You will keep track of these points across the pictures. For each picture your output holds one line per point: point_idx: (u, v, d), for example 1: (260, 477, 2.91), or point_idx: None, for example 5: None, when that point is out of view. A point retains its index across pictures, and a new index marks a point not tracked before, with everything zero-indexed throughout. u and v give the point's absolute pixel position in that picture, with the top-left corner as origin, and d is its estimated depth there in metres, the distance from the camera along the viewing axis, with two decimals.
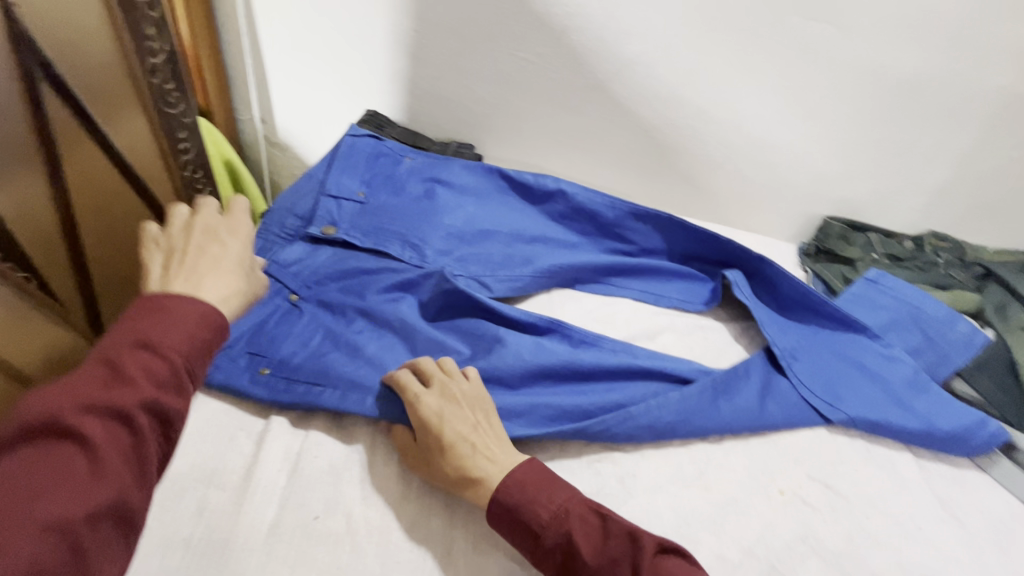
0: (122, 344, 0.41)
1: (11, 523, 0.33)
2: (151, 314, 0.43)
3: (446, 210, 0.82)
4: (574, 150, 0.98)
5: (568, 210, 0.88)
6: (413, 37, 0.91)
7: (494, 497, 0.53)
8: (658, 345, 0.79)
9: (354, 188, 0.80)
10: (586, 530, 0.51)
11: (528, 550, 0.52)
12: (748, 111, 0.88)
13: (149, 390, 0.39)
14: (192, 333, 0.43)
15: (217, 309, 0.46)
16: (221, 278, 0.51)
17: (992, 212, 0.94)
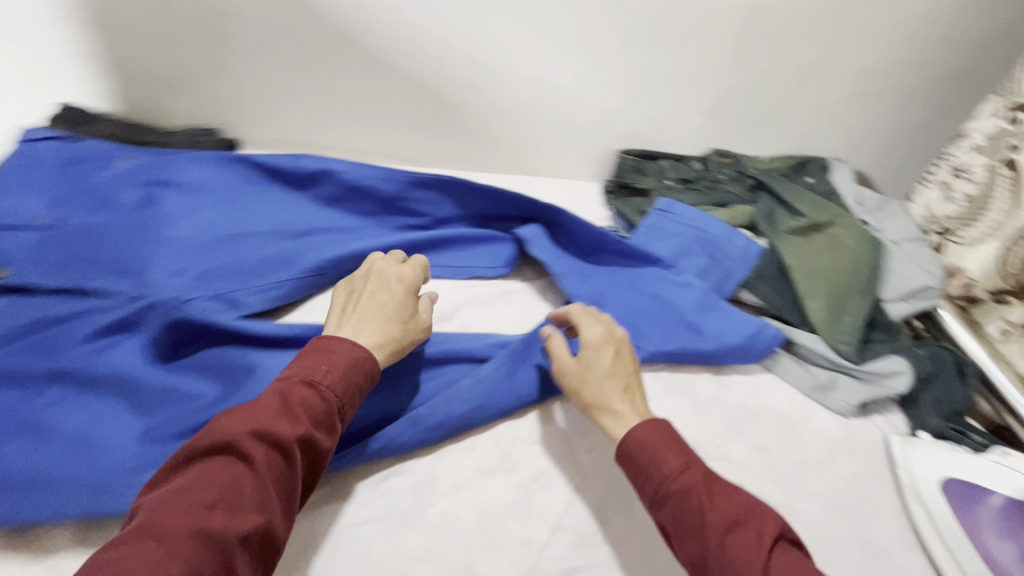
0: (294, 381, 0.49)
1: (174, 532, 0.38)
2: (316, 356, 0.51)
3: (174, 217, 0.66)
4: (345, 117, 0.87)
5: (343, 190, 0.76)
6: (97, 8, 0.73)
7: (633, 434, 0.53)
8: (458, 324, 0.71)
9: (34, 216, 0.63)
10: (702, 489, 0.48)
11: (647, 494, 0.51)
12: (514, 51, 0.82)
13: (305, 425, 0.46)
14: (346, 375, 0.51)
15: (371, 356, 0.54)
16: (373, 323, 0.57)
17: (764, 123, 0.98)
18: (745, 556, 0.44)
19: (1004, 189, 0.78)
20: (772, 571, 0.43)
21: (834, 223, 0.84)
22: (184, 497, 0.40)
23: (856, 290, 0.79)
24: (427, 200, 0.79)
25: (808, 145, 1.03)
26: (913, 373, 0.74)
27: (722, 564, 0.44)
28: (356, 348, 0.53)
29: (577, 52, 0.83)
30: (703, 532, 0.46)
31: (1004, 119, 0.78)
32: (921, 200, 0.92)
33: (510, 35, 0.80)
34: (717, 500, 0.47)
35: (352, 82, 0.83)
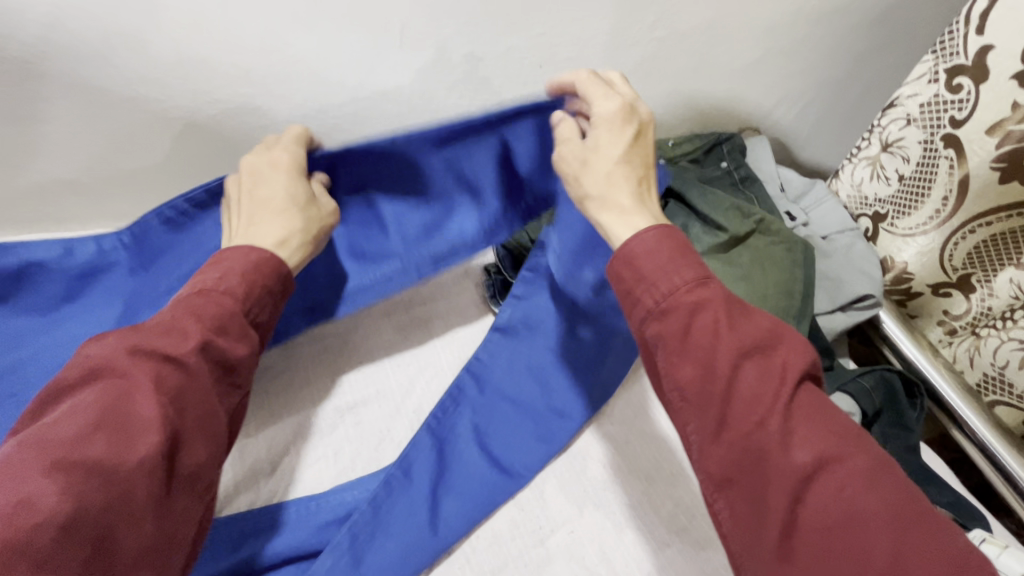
0: (183, 294, 0.42)
1: (42, 460, 0.33)
2: (213, 262, 0.44)
3: None
4: (93, 177, 0.61)
5: (86, 279, 0.57)
6: None
7: (643, 236, 0.41)
8: (284, 474, 0.51)
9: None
10: (720, 314, 0.37)
11: (643, 305, 0.40)
12: (310, 57, 0.57)
13: (198, 334, 0.40)
14: (245, 276, 0.43)
15: (276, 256, 0.46)
16: (270, 220, 0.47)
17: (667, 100, 0.79)
18: (765, 389, 0.35)
19: (945, 173, 0.65)
20: (789, 409, 0.35)
21: (758, 229, 0.69)
22: (51, 431, 0.34)
23: (791, 314, 0.65)
24: (192, 240, 0.56)
25: (721, 118, 0.86)
26: (860, 412, 0.62)
27: (727, 393, 0.36)
28: (254, 250, 0.45)
29: (407, 47, 0.59)
30: (712, 357, 0.36)
31: (941, 86, 0.63)
32: (850, 176, 0.78)
33: (299, 33, 0.55)
34: (736, 324, 0.37)
35: (71, 123, 0.55)
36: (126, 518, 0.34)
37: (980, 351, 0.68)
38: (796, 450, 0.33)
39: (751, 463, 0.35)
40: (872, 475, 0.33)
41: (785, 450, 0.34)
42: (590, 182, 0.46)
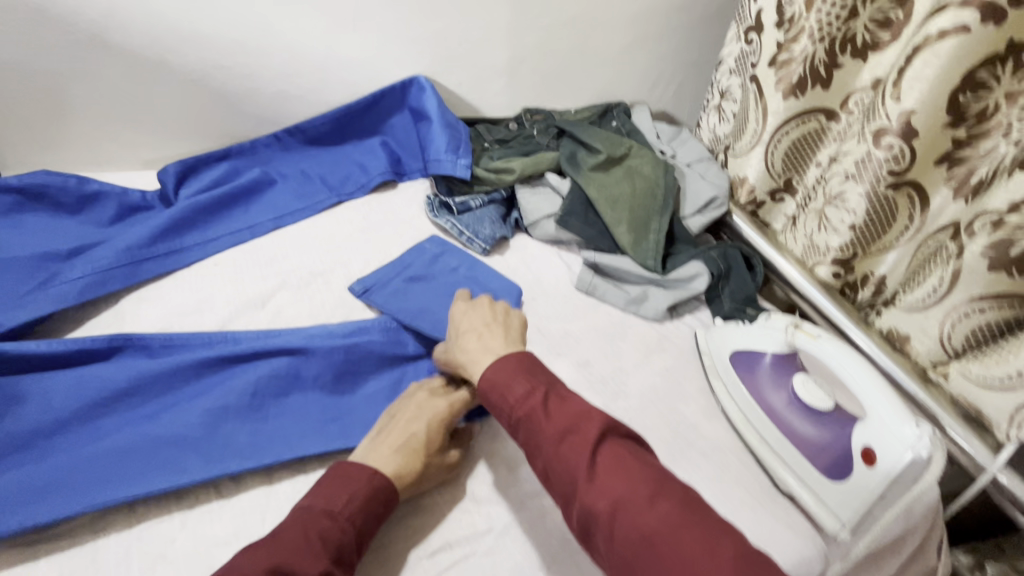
0: (310, 510, 0.46)
1: None
2: (337, 482, 0.48)
3: None
4: (125, 130, 0.81)
5: (96, 199, 0.72)
6: None
7: (484, 373, 0.51)
8: (271, 311, 0.68)
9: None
10: (540, 411, 0.46)
11: (504, 422, 0.49)
12: (291, 35, 0.81)
13: (325, 562, 0.43)
14: (366, 501, 0.48)
15: (389, 484, 0.50)
16: (390, 447, 0.52)
17: (564, 77, 1.05)
18: (577, 459, 0.44)
19: (755, 104, 0.89)
20: (597, 469, 0.43)
21: (629, 154, 0.91)
22: None
23: (655, 210, 0.87)
24: (192, 190, 0.80)
25: (611, 93, 1.12)
26: (709, 272, 0.83)
27: (560, 474, 0.44)
28: (376, 474, 0.49)
29: (356, 29, 0.84)
30: (544, 448, 0.45)
31: (744, 42, 0.89)
32: (707, 125, 1.03)
33: (279, 17, 0.79)
34: (555, 415, 0.46)
35: (116, 81, 0.77)
36: None
37: (798, 233, 0.89)
38: (605, 499, 0.42)
39: (586, 524, 0.42)
40: (652, 500, 0.41)
41: (597, 504, 0.42)
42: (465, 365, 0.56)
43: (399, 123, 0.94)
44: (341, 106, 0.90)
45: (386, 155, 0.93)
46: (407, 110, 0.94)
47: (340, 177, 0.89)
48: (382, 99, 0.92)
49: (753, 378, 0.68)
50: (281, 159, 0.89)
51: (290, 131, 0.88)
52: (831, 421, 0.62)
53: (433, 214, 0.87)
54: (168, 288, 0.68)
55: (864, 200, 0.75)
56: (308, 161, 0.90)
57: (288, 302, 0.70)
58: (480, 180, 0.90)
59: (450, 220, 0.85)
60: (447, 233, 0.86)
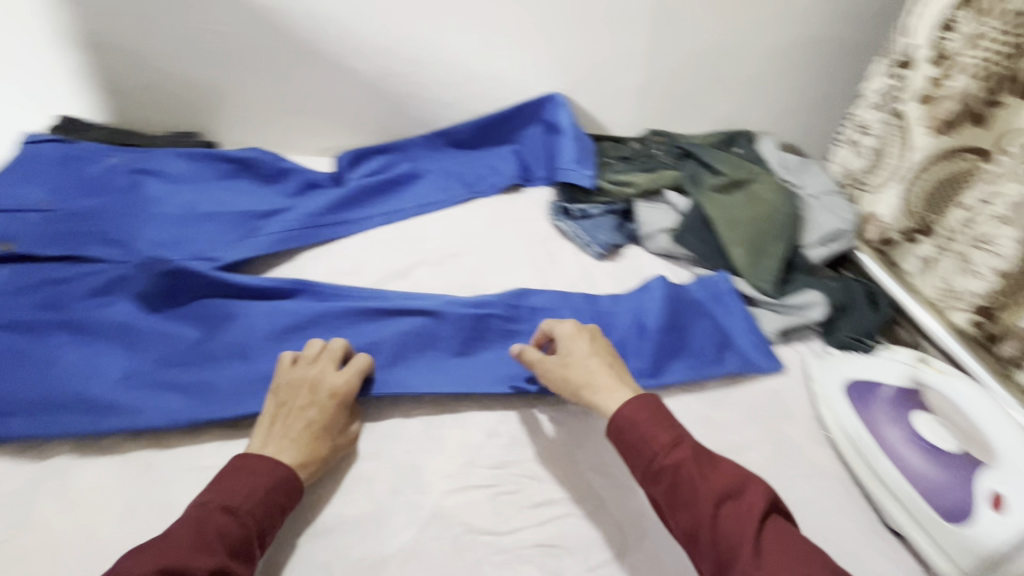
0: (210, 507, 0.47)
1: None
2: (239, 477, 0.50)
3: (157, 201, 0.75)
4: (311, 120, 0.97)
5: (287, 173, 0.88)
6: (90, 32, 0.83)
7: (621, 413, 0.54)
8: (411, 281, 0.79)
9: (37, 199, 0.72)
10: (709, 467, 0.49)
11: (640, 468, 0.52)
12: (452, 51, 0.93)
13: (222, 557, 0.44)
14: (267, 494, 0.49)
15: (295, 472, 0.52)
16: (287, 432, 0.54)
17: (692, 103, 1.08)
18: (739, 529, 0.45)
19: (897, 139, 0.88)
20: (761, 542, 0.45)
21: (752, 179, 0.93)
22: None
23: (774, 236, 0.87)
24: (357, 174, 0.94)
25: (737, 122, 1.13)
26: (827, 302, 0.81)
27: (713, 539, 0.46)
28: (279, 464, 0.51)
29: (510, 48, 0.95)
30: (697, 508, 0.47)
31: (890, 77, 0.88)
32: (837, 159, 1.01)
33: (446, 37, 0.92)
34: (706, 472, 0.49)
35: (314, 80, 0.92)
36: None
37: (933, 273, 0.83)
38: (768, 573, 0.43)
39: None
40: None
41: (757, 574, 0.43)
42: (565, 374, 0.60)
43: (531, 134, 1.04)
44: (485, 115, 1.02)
45: (515, 161, 1.03)
46: (540, 124, 1.03)
47: (476, 177, 1.00)
48: (521, 111, 1.02)
49: (867, 408, 0.67)
50: (427, 156, 1.01)
51: (439, 133, 1.01)
52: (954, 463, 0.59)
53: (553, 217, 0.94)
54: (333, 251, 0.81)
55: (1016, 245, 0.71)
56: (450, 161, 1.01)
57: (425, 275, 0.80)
58: (603, 191, 0.96)
59: (569, 224, 0.92)
60: (565, 235, 0.93)
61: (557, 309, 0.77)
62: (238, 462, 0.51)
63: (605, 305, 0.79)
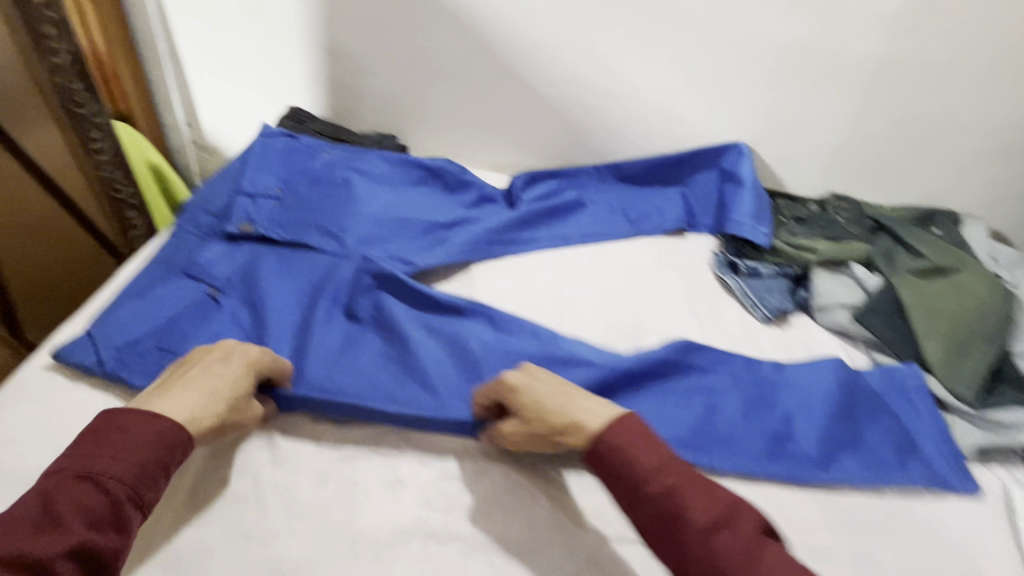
0: (67, 472, 0.44)
1: None
2: (105, 440, 0.45)
3: (363, 201, 0.80)
4: (494, 136, 1.00)
5: (468, 186, 0.91)
6: (325, 35, 0.92)
7: (603, 435, 0.51)
8: (574, 310, 0.79)
9: (270, 185, 0.79)
10: (697, 493, 0.47)
11: (622, 495, 0.49)
12: (647, 89, 0.93)
13: (77, 533, 0.41)
14: (139, 460, 0.45)
15: (177, 426, 0.48)
16: (196, 385, 0.52)
17: (889, 172, 0.99)
18: (733, 553, 0.44)
19: None
20: (759, 565, 0.43)
21: (960, 268, 0.83)
22: None
23: (981, 337, 0.77)
24: (530, 194, 0.96)
25: (937, 199, 1.02)
26: None
27: (710, 564, 0.44)
28: (158, 420, 0.47)
29: (706, 93, 0.93)
30: (688, 531, 0.45)
31: None
32: None
33: (646, 74, 0.91)
34: (702, 492, 0.47)
35: (508, 102, 0.96)
36: None
37: None
38: None
39: None
40: None
41: None
42: (552, 410, 0.54)
43: (703, 179, 0.99)
44: (659, 154, 1.00)
45: (682, 208, 0.99)
46: (716, 169, 0.99)
47: (641, 215, 0.97)
48: (699, 155, 0.98)
49: None
50: (596, 192, 0.99)
51: (610, 166, 1.00)
52: None
53: (718, 269, 0.90)
54: (503, 266, 0.84)
55: None
56: (615, 197, 0.99)
57: (589, 306, 0.80)
58: (778, 252, 0.91)
59: (735, 279, 0.88)
60: (730, 291, 0.89)
61: (720, 370, 0.73)
62: (108, 418, 0.47)
63: (769, 372, 0.74)
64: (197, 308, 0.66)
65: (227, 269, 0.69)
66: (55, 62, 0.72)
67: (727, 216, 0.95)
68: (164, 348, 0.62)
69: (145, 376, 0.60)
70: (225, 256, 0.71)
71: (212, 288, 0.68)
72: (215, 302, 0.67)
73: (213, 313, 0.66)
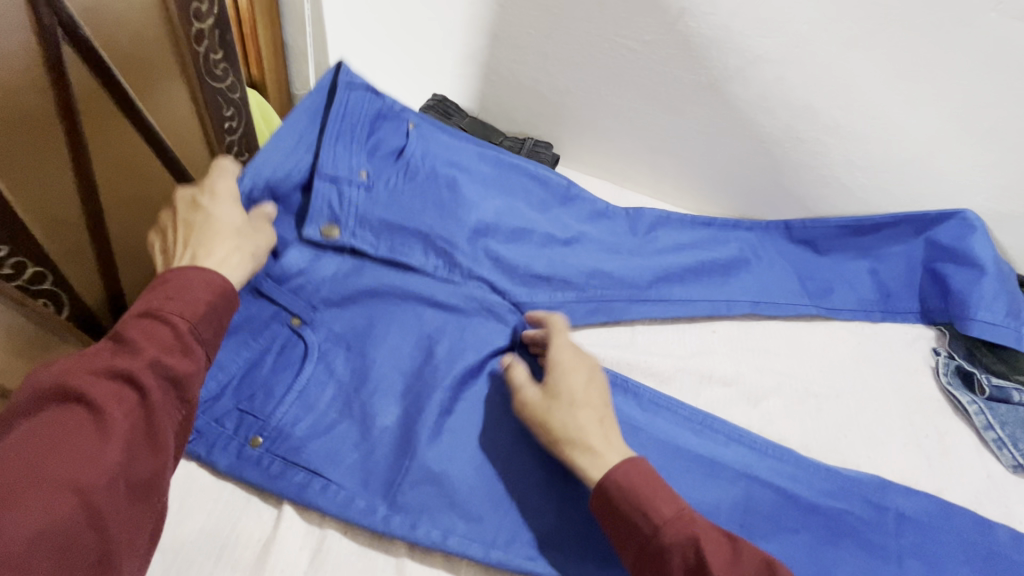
0: (132, 313, 0.41)
1: (15, 482, 0.33)
2: (160, 288, 0.43)
3: (474, 202, 0.65)
4: (667, 159, 0.82)
5: (575, 199, 0.73)
6: (495, 12, 0.78)
7: (612, 473, 0.46)
8: (761, 413, 0.63)
9: (356, 165, 0.61)
10: (718, 545, 0.43)
11: (630, 548, 0.45)
12: (897, 129, 0.70)
13: (151, 354, 0.39)
14: (195, 297, 0.43)
15: (225, 277, 0.46)
16: (231, 255, 0.48)
17: None
18: None
19: None
20: None
21: None
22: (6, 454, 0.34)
23: None
24: (673, 227, 0.75)
25: None
26: None
27: None
28: (199, 269, 0.44)
29: (978, 147, 0.68)
30: None
31: None
32: None
33: (903, 111, 0.68)
34: (724, 555, 0.42)
35: (697, 122, 0.77)
36: (111, 517, 0.35)
37: None
38: None
39: None
40: None
41: None
42: (569, 425, 0.50)
43: (905, 251, 0.75)
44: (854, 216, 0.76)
45: (873, 287, 0.75)
46: (924, 241, 0.75)
47: (826, 283, 0.75)
48: (902, 221, 0.75)
49: None
50: (770, 248, 0.76)
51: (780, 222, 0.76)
52: None
53: (947, 380, 0.69)
54: (671, 332, 0.69)
55: None
56: (793, 260, 0.76)
57: (779, 409, 0.63)
58: None
59: (975, 401, 0.66)
60: (963, 416, 0.67)
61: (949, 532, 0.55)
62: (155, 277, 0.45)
63: (1004, 542, 0.55)
64: (278, 349, 0.55)
65: (313, 292, 0.58)
66: (199, 30, 0.62)
67: (966, 310, 0.71)
68: (243, 412, 0.51)
69: (220, 452, 0.49)
70: (308, 270, 0.60)
71: (294, 317, 0.57)
72: (299, 337, 0.56)
73: (297, 356, 0.55)
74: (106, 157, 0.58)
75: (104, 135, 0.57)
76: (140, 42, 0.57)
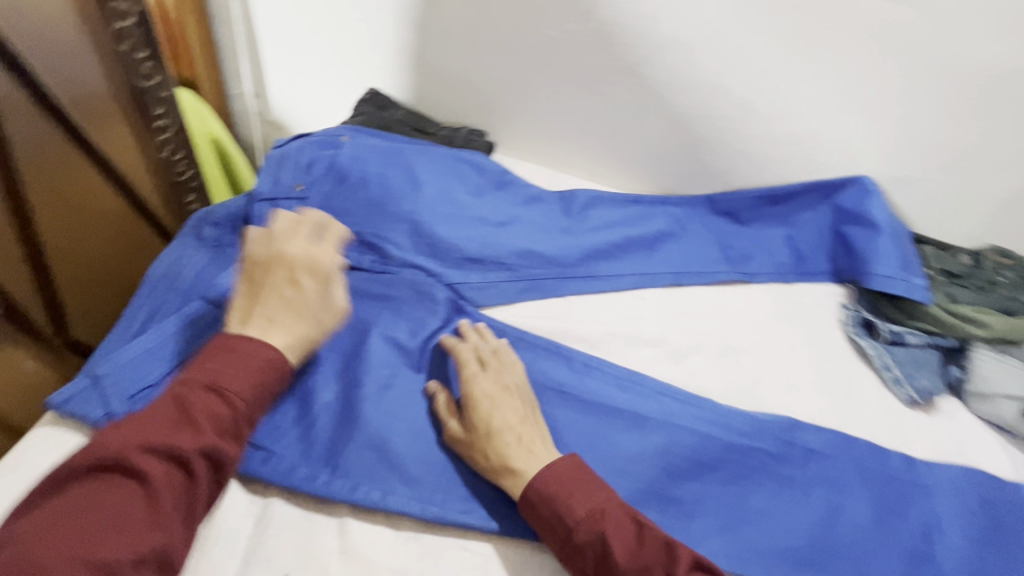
0: (196, 380, 0.45)
1: (69, 551, 0.36)
2: (223, 357, 0.46)
3: (403, 197, 0.70)
4: (596, 142, 0.87)
5: (506, 184, 0.77)
6: (423, 7, 0.81)
7: (531, 483, 0.50)
8: (684, 369, 0.68)
9: (290, 183, 0.69)
10: (625, 535, 0.47)
11: (555, 547, 0.49)
12: (796, 104, 0.76)
13: (209, 439, 0.43)
14: (254, 382, 0.46)
15: (284, 356, 0.49)
16: (284, 327, 0.49)
17: None
18: None
19: None
20: None
21: None
22: (67, 521, 0.37)
23: None
24: (605, 206, 0.80)
25: None
26: None
27: None
28: (262, 347, 0.47)
29: (867, 118, 0.75)
30: None
31: None
32: None
33: (798, 88, 0.75)
34: (630, 547, 0.46)
35: (619, 106, 0.82)
36: None
37: None
38: None
39: None
40: None
41: None
42: (491, 451, 0.52)
43: (815, 218, 0.81)
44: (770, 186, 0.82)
45: (788, 252, 0.82)
46: (830, 206, 0.81)
47: (743, 251, 0.81)
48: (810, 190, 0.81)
49: None
50: (696, 222, 0.82)
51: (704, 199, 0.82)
52: None
53: (852, 329, 0.75)
54: (602, 302, 0.73)
55: None
56: (715, 229, 0.82)
57: (700, 367, 0.68)
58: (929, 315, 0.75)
59: (875, 346, 0.74)
60: (865, 357, 0.74)
61: (851, 463, 0.61)
62: (217, 337, 0.47)
63: (897, 466, 0.61)
64: None
65: None
66: (121, 29, 0.65)
67: (866, 266, 0.77)
68: None
69: None
70: None
71: None
72: None
73: None
74: (30, 154, 0.60)
75: (26, 131, 0.59)
76: (57, 42, 0.60)
